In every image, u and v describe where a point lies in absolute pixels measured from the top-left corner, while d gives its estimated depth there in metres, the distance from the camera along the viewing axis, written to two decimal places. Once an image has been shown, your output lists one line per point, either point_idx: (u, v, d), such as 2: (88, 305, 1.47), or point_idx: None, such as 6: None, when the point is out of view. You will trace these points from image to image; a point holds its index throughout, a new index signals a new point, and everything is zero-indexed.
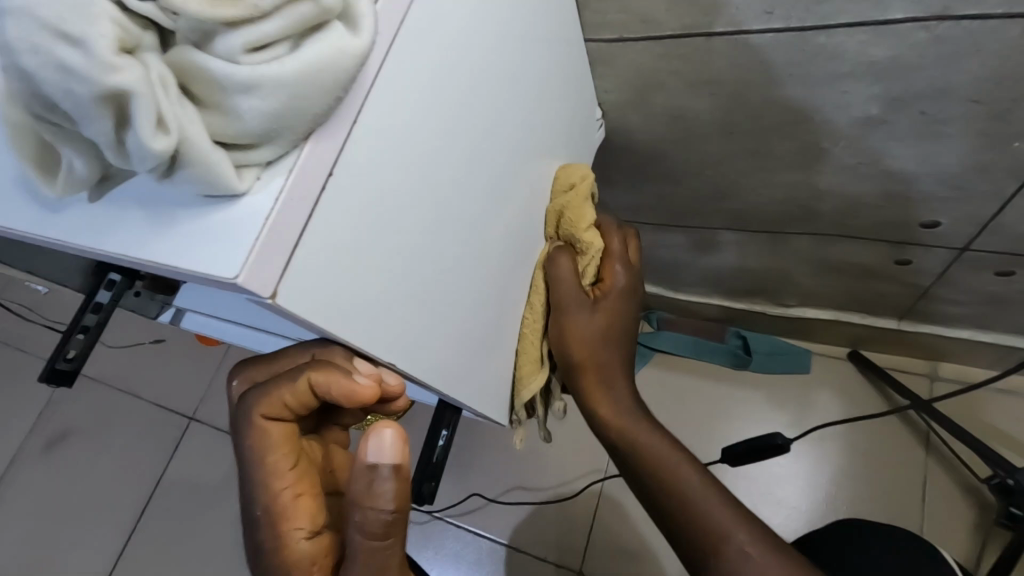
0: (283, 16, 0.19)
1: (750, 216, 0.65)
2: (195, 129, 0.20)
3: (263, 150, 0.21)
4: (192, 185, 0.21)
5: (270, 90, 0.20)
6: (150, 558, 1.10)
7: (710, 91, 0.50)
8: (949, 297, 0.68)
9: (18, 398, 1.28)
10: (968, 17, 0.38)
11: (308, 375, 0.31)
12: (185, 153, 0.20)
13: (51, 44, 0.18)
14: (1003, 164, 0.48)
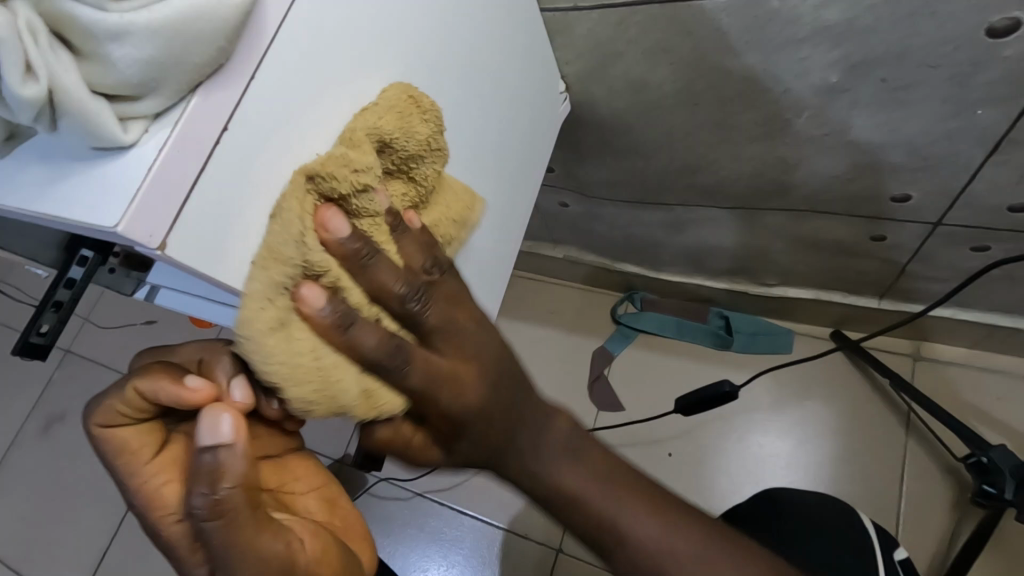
0: None
1: (722, 192, 0.65)
2: (68, 78, 0.23)
3: (146, 102, 0.25)
4: (78, 134, 0.25)
5: (140, 40, 0.23)
6: (147, 535, 1.12)
7: (668, 61, 0.50)
8: (927, 274, 0.68)
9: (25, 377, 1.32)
10: None
11: (131, 385, 0.33)
12: (59, 99, 0.23)
13: None
14: (971, 131, 0.47)
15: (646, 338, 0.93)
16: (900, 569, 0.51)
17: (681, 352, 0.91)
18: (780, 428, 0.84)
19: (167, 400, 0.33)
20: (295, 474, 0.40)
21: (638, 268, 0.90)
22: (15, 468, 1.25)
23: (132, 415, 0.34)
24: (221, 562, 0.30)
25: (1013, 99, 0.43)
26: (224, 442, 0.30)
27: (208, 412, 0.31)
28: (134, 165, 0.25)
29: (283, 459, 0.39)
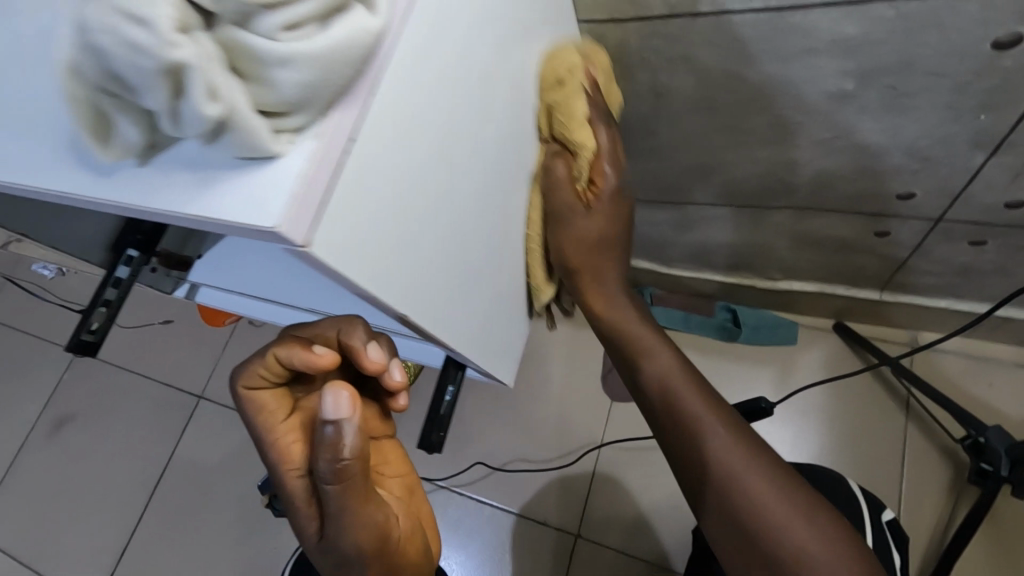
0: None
1: (734, 190, 0.68)
2: (241, 101, 0.23)
3: (296, 117, 0.24)
4: (231, 149, 0.24)
5: (304, 64, 0.23)
6: (159, 536, 1.12)
7: (691, 68, 0.53)
8: (924, 268, 0.72)
9: (38, 378, 1.33)
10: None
11: (275, 350, 0.39)
12: (230, 121, 0.23)
13: (123, 24, 0.21)
14: (972, 134, 0.50)
15: (654, 331, 0.97)
16: (886, 530, 0.56)
17: (688, 345, 0.95)
18: (785, 416, 0.88)
19: (300, 364, 0.38)
20: (388, 456, 0.44)
21: (647, 265, 0.94)
22: (24, 469, 1.25)
23: (271, 377, 0.39)
24: (336, 520, 0.35)
25: (1010, 105, 0.47)
26: (343, 417, 0.33)
27: (330, 387, 0.33)
28: (282, 179, 0.24)
29: (379, 440, 0.44)
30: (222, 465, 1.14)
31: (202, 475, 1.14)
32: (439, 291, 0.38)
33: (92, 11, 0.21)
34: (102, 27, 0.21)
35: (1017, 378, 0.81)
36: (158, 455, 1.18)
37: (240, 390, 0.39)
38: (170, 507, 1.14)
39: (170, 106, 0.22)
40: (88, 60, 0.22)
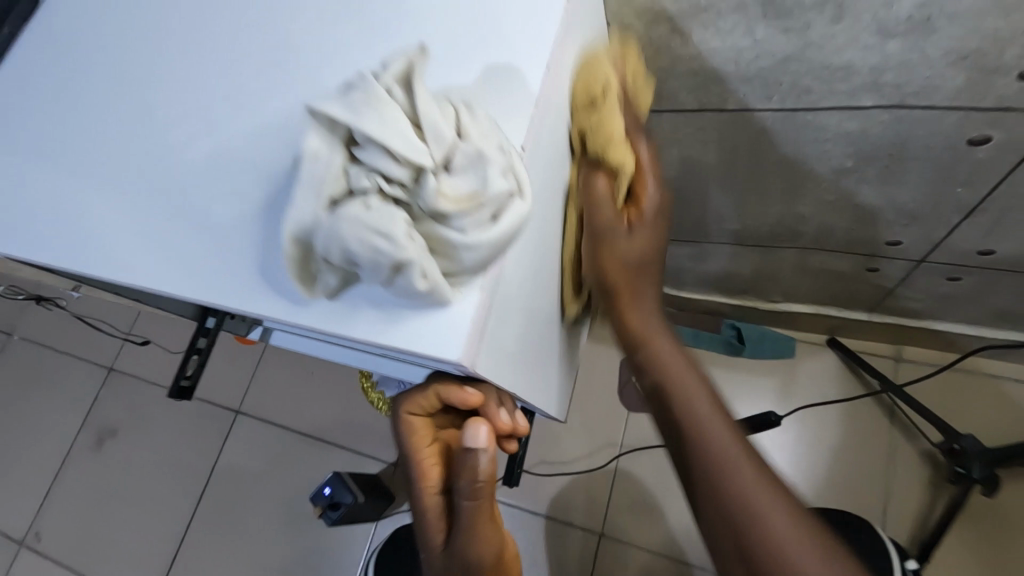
0: (502, 200, 0.29)
1: (745, 233, 0.77)
2: (438, 275, 0.30)
3: (473, 279, 0.31)
4: (424, 301, 0.31)
5: (485, 246, 0.30)
6: (205, 543, 1.20)
7: (715, 145, 0.61)
8: (908, 295, 0.82)
9: (82, 394, 1.41)
10: (921, 107, 0.49)
11: (434, 389, 0.44)
12: (432, 290, 0.30)
13: (370, 233, 0.29)
14: (951, 200, 0.59)
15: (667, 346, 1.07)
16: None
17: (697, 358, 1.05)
18: (787, 424, 0.98)
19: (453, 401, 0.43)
20: None
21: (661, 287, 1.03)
22: (71, 481, 1.33)
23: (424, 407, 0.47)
24: (466, 539, 0.45)
25: (983, 181, 0.56)
26: (485, 459, 0.43)
27: (470, 425, 0.43)
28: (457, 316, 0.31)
29: None
30: (262, 475, 1.22)
31: (243, 486, 1.22)
32: (534, 365, 0.46)
33: (343, 224, 0.29)
34: (351, 233, 0.29)
35: (991, 386, 0.91)
36: (199, 468, 1.26)
37: (403, 412, 0.47)
38: (213, 516, 1.22)
39: (388, 281, 0.30)
40: (333, 249, 0.30)
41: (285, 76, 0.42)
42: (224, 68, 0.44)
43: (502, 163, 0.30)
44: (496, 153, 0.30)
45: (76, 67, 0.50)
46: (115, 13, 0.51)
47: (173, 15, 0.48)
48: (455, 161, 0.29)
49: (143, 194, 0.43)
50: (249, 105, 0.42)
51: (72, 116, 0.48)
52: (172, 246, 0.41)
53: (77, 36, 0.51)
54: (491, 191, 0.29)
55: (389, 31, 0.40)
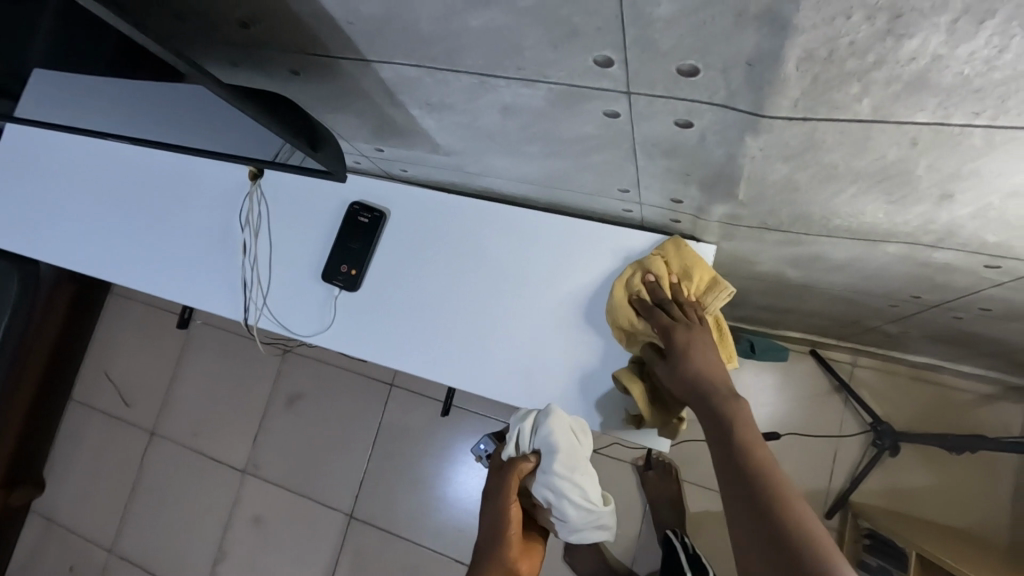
0: (529, 429, 0.80)
1: (763, 307, 1.24)
2: (556, 468, 0.76)
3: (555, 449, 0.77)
4: (569, 479, 0.75)
5: (547, 439, 0.77)
6: (381, 474, 1.77)
7: (757, 287, 1.07)
8: (865, 336, 1.30)
9: (267, 366, 1.93)
10: (870, 293, 0.95)
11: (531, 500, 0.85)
12: (558, 470, 0.75)
13: (540, 476, 0.77)
14: (887, 314, 1.06)
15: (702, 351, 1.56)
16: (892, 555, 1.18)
17: (723, 359, 1.55)
18: (779, 405, 1.51)
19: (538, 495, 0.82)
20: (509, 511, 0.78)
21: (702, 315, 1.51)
22: (273, 430, 1.88)
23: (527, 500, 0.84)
24: (510, 484, 0.78)
25: (902, 313, 1.02)
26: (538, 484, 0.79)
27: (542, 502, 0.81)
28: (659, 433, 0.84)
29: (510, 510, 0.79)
30: (418, 427, 1.77)
31: (401, 438, 1.78)
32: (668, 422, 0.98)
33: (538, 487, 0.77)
34: (541, 482, 0.77)
35: (914, 385, 1.44)
36: (368, 424, 1.81)
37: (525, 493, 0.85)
38: (385, 455, 1.78)
39: (550, 486, 0.76)
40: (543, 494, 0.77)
41: (563, 304, 0.90)
42: (525, 292, 0.92)
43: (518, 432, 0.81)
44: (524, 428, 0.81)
45: (429, 270, 0.97)
46: (447, 240, 0.97)
47: (489, 252, 0.95)
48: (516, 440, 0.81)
49: (487, 352, 0.92)
50: (544, 315, 0.91)
51: (434, 300, 0.96)
52: (506, 380, 0.90)
53: (425, 251, 0.98)
54: (525, 430, 0.80)
55: (614, 290, 0.88)
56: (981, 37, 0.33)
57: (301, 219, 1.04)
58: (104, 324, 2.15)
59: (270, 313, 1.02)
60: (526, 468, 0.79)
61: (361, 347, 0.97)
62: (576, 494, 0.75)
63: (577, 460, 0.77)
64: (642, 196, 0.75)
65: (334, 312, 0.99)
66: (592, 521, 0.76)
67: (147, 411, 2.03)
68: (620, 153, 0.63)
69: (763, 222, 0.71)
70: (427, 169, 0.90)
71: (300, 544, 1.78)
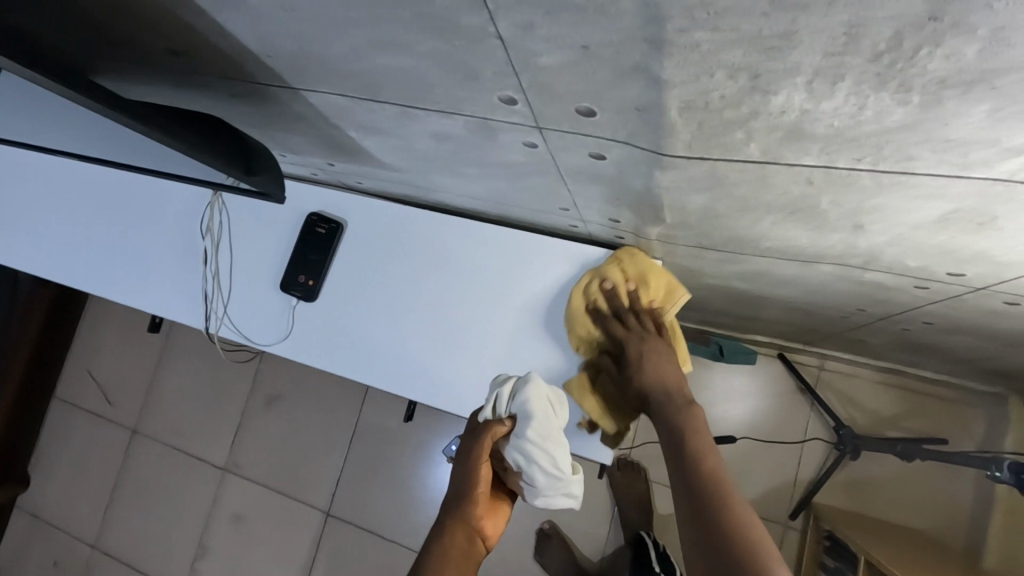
0: (507, 393, 0.77)
1: (726, 314, 1.26)
2: (530, 434, 0.73)
3: (531, 417, 0.74)
4: (540, 447, 0.73)
5: (523, 405, 0.75)
6: (358, 473, 1.79)
7: (713, 296, 1.08)
8: (828, 342, 1.32)
9: (246, 365, 1.95)
10: (820, 305, 0.96)
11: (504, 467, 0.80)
12: (530, 437, 0.73)
13: (512, 441, 0.75)
14: (841, 323, 1.07)
15: (672, 354, 1.57)
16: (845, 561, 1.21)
17: (693, 361, 1.57)
18: (747, 408, 1.52)
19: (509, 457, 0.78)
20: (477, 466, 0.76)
21: (671, 319, 1.52)
22: (252, 429, 1.91)
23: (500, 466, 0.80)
24: (479, 440, 0.75)
25: (854, 323, 1.04)
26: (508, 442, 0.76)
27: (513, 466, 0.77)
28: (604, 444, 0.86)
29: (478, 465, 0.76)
30: (395, 427, 1.79)
31: (377, 437, 1.80)
32: None
33: (509, 452, 0.75)
34: (512, 447, 0.75)
35: (880, 389, 1.45)
36: (345, 423, 1.83)
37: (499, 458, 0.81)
38: (362, 454, 1.80)
39: (521, 451, 0.74)
40: (514, 458, 0.75)
41: (515, 317, 0.92)
42: (478, 304, 0.93)
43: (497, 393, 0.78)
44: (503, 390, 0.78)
45: (385, 281, 0.98)
46: (403, 251, 0.98)
47: (443, 264, 0.96)
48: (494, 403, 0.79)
49: (440, 363, 0.94)
50: (495, 327, 0.92)
51: (390, 311, 0.97)
52: (458, 391, 0.92)
53: (381, 262, 0.99)
54: (503, 394, 0.77)
55: (564, 304, 0.90)
56: (839, 96, 0.34)
57: (262, 229, 1.05)
58: (86, 323, 2.16)
59: (231, 322, 1.03)
60: (500, 432, 0.76)
61: (318, 357, 0.98)
62: (544, 461, 0.73)
63: (549, 426, 0.75)
64: (583, 214, 0.76)
65: (292, 322, 1.00)
66: (558, 488, 0.74)
67: (129, 409, 2.05)
68: (551, 177, 0.64)
69: (699, 242, 0.72)
70: (380, 182, 0.91)
71: (280, 542, 1.81)
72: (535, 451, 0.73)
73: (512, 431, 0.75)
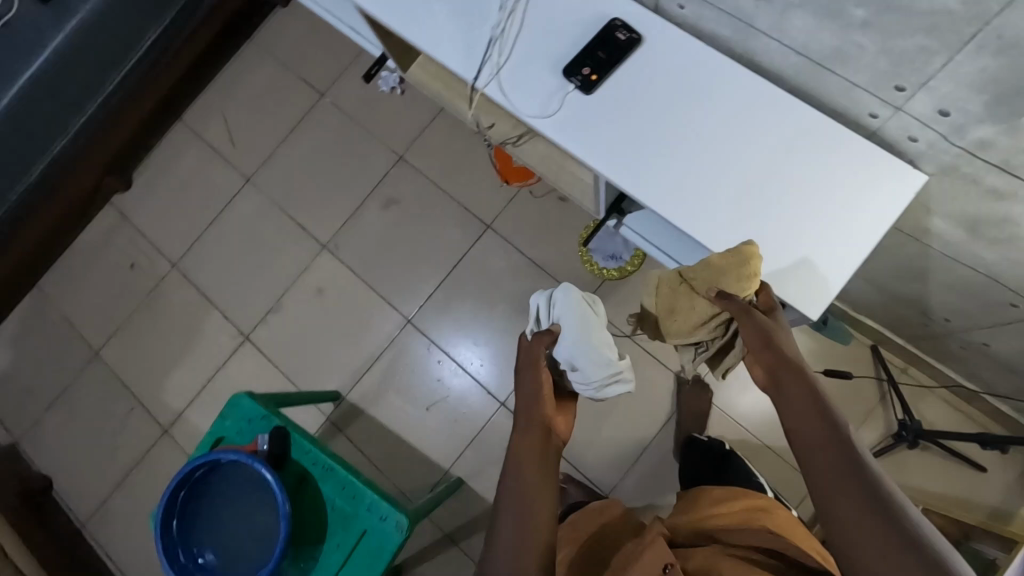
0: (557, 300, 1.18)
1: (873, 280, 1.38)
2: (578, 319, 1.13)
3: (575, 308, 1.15)
4: (586, 328, 1.12)
5: (568, 303, 1.16)
6: (446, 298, 1.91)
7: (897, 250, 1.20)
8: (937, 343, 1.45)
9: (377, 165, 2.02)
10: (1004, 285, 1.07)
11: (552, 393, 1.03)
12: (577, 323, 1.13)
13: (564, 335, 1.14)
14: (991, 317, 1.20)
15: None
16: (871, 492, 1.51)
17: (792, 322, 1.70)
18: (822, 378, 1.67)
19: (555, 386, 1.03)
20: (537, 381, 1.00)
21: None
22: (362, 222, 2.00)
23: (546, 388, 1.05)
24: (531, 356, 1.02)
25: (1007, 319, 1.16)
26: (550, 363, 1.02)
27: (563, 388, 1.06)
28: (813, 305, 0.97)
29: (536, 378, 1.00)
30: (496, 273, 1.89)
31: (475, 274, 1.90)
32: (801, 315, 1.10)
33: (561, 344, 1.13)
34: (564, 337, 1.13)
35: (944, 409, 1.60)
36: (451, 251, 1.93)
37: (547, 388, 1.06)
38: (456, 284, 1.91)
39: (572, 336, 1.13)
40: (567, 347, 1.13)
41: (770, 173, 1.01)
42: (739, 149, 1.02)
43: (543, 307, 1.21)
44: (547, 309, 1.21)
45: (660, 100, 1.06)
46: (685, 81, 1.06)
47: (718, 106, 1.04)
48: (545, 316, 1.20)
49: (685, 187, 1.03)
50: (747, 175, 1.01)
51: (653, 126, 1.05)
52: (693, 215, 1.01)
53: (663, 83, 1.06)
54: (554, 304, 1.19)
55: (821, 178, 0.99)
56: None
57: (557, 14, 1.12)
58: (234, 65, 2.20)
59: (500, 85, 1.11)
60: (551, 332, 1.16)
61: (576, 142, 1.06)
62: (587, 347, 1.11)
63: (587, 322, 1.14)
64: (912, 99, 0.85)
65: (561, 104, 1.08)
66: (601, 365, 1.12)
67: (248, 159, 2.12)
68: (950, 40, 0.73)
69: (1004, 159, 0.82)
70: (712, 9, 0.99)
71: (350, 327, 1.94)
72: (579, 341, 1.12)
73: (563, 327, 1.14)
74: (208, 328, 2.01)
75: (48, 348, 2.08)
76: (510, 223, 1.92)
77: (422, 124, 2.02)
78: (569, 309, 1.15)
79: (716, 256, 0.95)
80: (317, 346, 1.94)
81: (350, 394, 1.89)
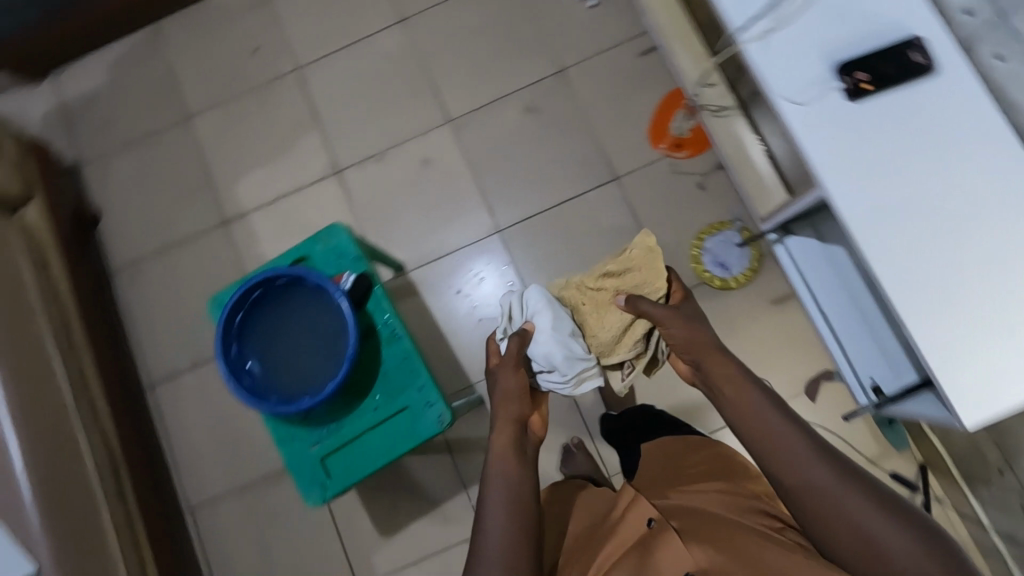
0: (529, 304, 1.34)
1: None
2: (551, 319, 1.31)
3: (548, 309, 1.32)
4: (560, 331, 1.29)
5: (539, 303, 1.33)
6: (542, 228, 1.84)
7: None
8: (995, 493, 1.43)
9: (535, 66, 1.90)
10: None
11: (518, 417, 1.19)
12: (552, 322, 1.30)
13: (538, 333, 1.30)
14: None
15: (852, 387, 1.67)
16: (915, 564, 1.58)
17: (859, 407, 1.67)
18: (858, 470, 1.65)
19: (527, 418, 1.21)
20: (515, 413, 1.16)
21: None
22: (496, 115, 1.90)
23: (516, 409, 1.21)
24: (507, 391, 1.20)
25: None
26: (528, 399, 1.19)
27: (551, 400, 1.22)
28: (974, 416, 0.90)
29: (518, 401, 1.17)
30: (602, 226, 1.82)
31: (581, 218, 1.83)
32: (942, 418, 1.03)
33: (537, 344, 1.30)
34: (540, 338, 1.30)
35: None
36: (568, 185, 1.85)
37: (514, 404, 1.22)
38: (558, 218, 1.84)
39: (548, 336, 1.29)
40: (543, 346, 1.29)
41: (997, 267, 0.93)
42: (977, 227, 0.94)
43: (518, 308, 1.36)
44: (518, 312, 1.37)
45: (921, 141, 0.97)
46: (958, 133, 0.96)
47: (979, 174, 0.95)
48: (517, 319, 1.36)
49: (901, 239, 0.95)
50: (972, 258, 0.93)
51: (900, 163, 0.97)
52: (896, 270, 0.95)
53: (934, 124, 0.97)
54: (527, 307, 1.34)
55: None
56: None
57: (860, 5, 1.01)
58: None
59: (765, 50, 1.02)
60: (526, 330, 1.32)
61: (815, 143, 0.98)
62: (561, 345, 1.29)
63: (557, 321, 1.31)
64: None
65: (818, 98, 0.99)
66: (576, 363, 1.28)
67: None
68: None
69: None
70: None
71: (438, 210, 1.88)
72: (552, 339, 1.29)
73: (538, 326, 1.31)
74: (303, 144, 1.94)
75: (144, 89, 2.01)
76: (637, 186, 1.84)
77: (599, 48, 1.89)
78: (540, 306, 1.32)
79: (633, 254, 1.31)
80: (399, 211, 1.88)
81: (411, 270, 1.86)
